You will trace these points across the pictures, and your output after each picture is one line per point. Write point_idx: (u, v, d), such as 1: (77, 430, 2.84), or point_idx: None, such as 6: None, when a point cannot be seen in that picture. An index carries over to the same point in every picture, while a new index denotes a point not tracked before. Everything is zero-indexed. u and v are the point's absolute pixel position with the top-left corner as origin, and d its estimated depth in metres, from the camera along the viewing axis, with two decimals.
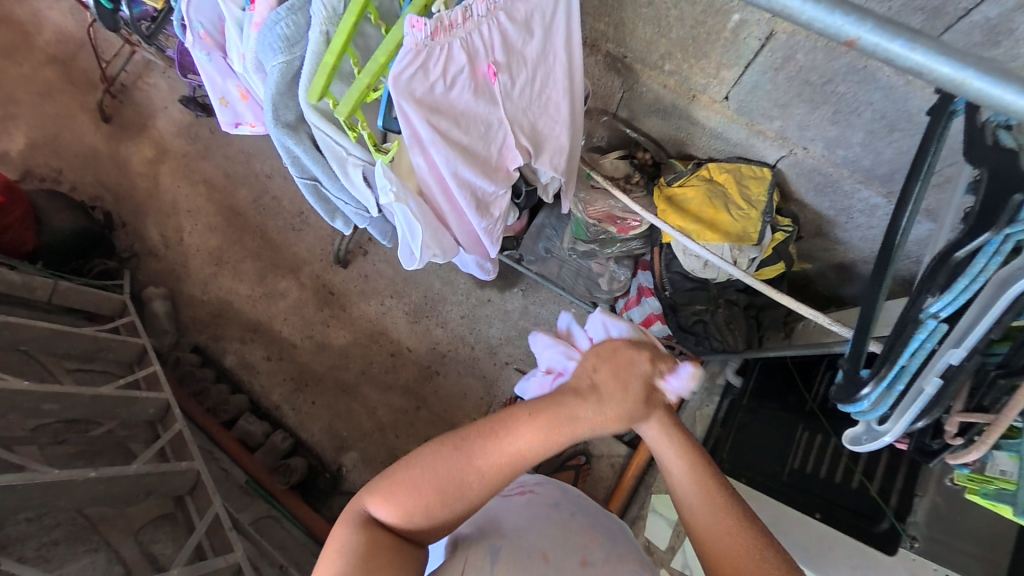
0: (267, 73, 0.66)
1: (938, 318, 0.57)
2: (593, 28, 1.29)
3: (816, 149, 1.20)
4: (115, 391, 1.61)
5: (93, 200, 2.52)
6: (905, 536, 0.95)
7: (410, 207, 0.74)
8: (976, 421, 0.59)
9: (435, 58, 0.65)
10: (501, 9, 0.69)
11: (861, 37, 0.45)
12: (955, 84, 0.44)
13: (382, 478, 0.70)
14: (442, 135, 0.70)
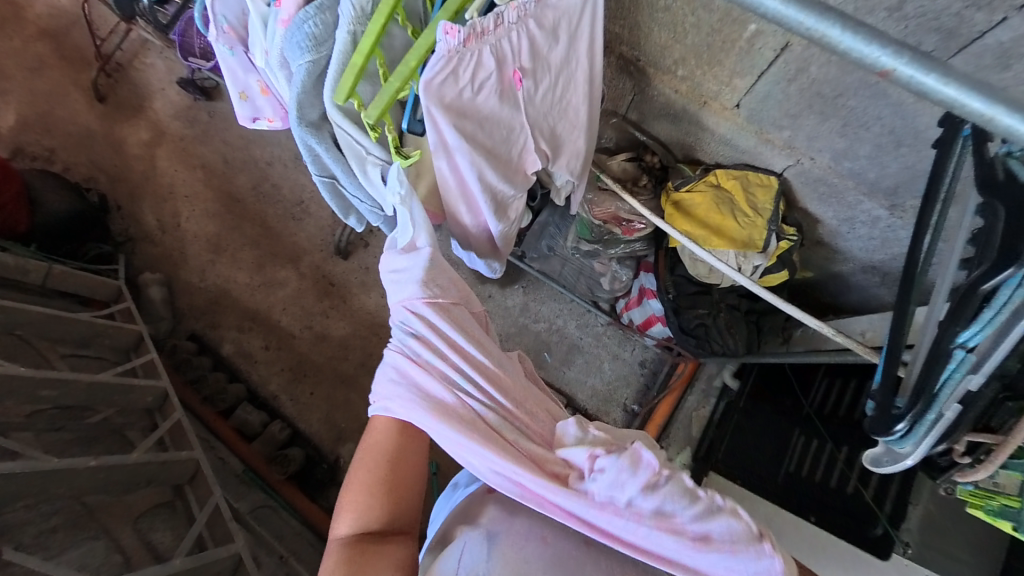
0: (293, 72, 0.65)
1: (966, 348, 0.58)
2: (608, 30, 1.29)
3: (823, 160, 1.22)
4: (112, 378, 1.60)
5: (87, 181, 2.47)
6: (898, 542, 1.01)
7: (424, 205, 0.74)
8: (984, 440, 0.62)
9: (466, 64, 0.65)
10: (531, 15, 0.68)
11: (896, 69, 0.45)
12: (983, 119, 0.44)
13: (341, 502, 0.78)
14: (467, 140, 0.71)
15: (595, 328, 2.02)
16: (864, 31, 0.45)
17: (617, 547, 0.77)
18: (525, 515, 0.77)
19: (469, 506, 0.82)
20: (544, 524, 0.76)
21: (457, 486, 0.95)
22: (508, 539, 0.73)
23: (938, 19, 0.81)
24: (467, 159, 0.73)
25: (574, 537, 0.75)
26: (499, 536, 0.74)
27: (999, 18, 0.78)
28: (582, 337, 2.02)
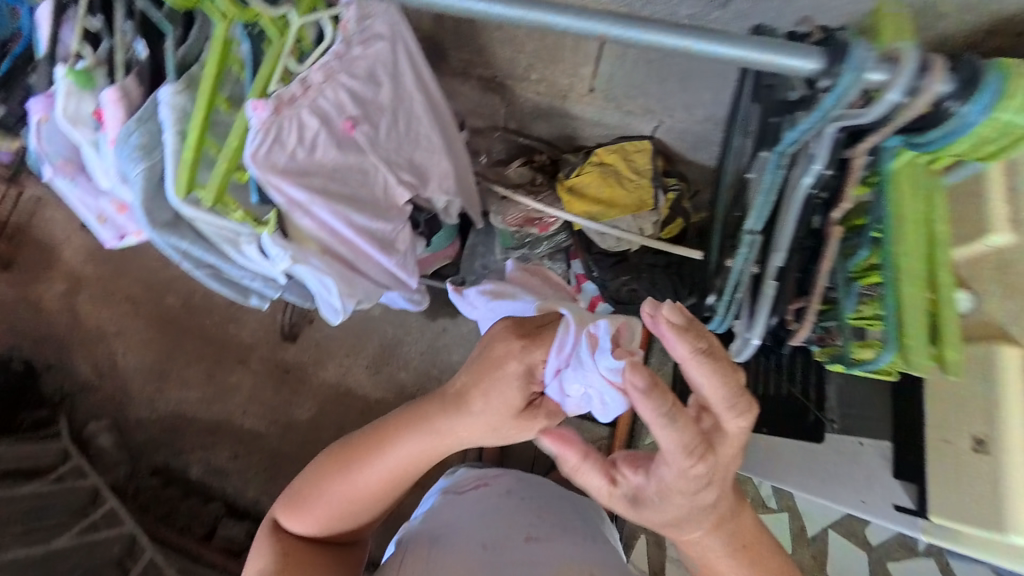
0: (133, 181, 0.71)
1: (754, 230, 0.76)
2: (460, 59, 1.40)
3: (680, 114, 1.34)
4: (73, 538, 1.54)
5: (9, 349, 2.37)
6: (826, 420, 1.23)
7: (312, 264, 0.79)
8: (799, 302, 0.81)
9: (287, 129, 0.71)
10: (340, 71, 0.75)
11: (606, 33, 0.58)
12: (684, 49, 0.58)
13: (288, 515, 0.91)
14: (318, 193, 0.75)
15: None
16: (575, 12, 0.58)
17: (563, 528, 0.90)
18: (474, 523, 0.87)
19: (429, 520, 0.92)
20: (489, 531, 0.85)
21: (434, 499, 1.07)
22: (456, 543, 0.82)
23: None
24: (322, 209, 0.76)
25: (517, 533, 0.85)
26: (447, 541, 0.82)
27: None
28: None
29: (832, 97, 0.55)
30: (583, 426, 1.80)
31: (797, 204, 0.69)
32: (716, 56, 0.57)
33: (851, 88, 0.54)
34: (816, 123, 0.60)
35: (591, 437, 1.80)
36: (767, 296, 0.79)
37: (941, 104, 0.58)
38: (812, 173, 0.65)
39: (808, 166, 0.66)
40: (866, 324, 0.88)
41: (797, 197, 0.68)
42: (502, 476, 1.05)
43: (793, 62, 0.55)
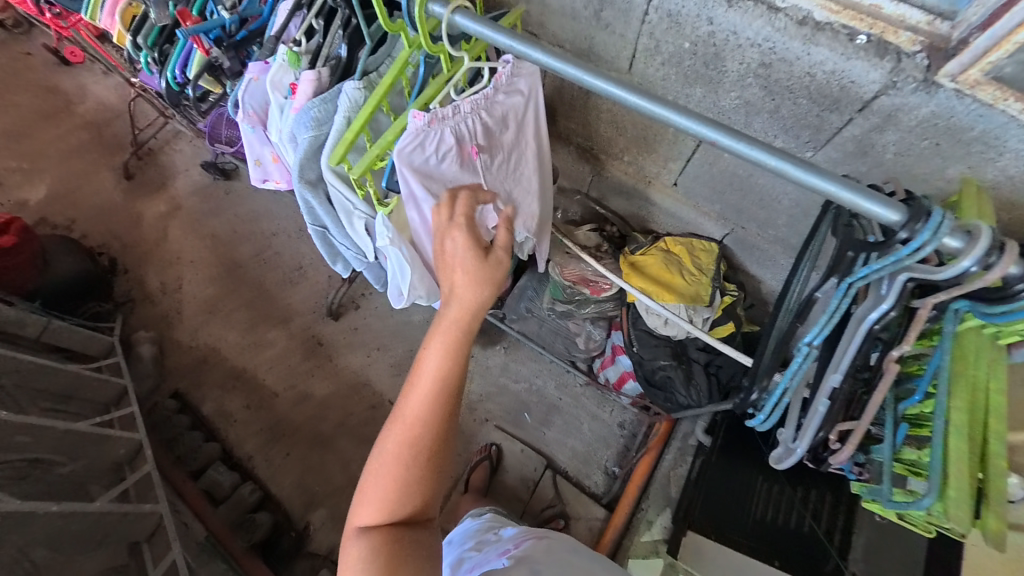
0: (298, 143, 0.80)
1: (811, 346, 0.65)
2: (566, 127, 1.55)
3: (752, 228, 1.41)
4: (90, 427, 1.64)
5: (101, 246, 2.67)
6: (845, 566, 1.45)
7: (402, 250, 0.89)
8: (850, 428, 0.65)
9: (431, 139, 0.84)
10: (483, 108, 0.90)
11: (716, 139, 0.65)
12: (782, 169, 0.61)
13: (358, 493, 0.77)
14: (434, 196, 0.87)
15: (573, 388, 2.11)
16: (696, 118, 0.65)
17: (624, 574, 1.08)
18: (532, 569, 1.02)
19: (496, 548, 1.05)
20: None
21: (452, 543, 1.36)
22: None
23: (805, 118, 1.02)
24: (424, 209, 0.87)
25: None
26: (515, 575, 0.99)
27: (848, 118, 0.96)
28: (561, 398, 2.10)
29: (911, 247, 0.53)
30: (581, 500, 1.93)
31: (856, 337, 0.60)
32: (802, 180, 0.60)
33: (931, 243, 0.53)
34: (888, 267, 0.56)
35: (585, 513, 1.91)
36: (816, 417, 0.65)
37: (1013, 286, 0.59)
38: (879, 308, 0.58)
39: (878, 299, 0.59)
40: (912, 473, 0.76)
41: (857, 331, 0.60)
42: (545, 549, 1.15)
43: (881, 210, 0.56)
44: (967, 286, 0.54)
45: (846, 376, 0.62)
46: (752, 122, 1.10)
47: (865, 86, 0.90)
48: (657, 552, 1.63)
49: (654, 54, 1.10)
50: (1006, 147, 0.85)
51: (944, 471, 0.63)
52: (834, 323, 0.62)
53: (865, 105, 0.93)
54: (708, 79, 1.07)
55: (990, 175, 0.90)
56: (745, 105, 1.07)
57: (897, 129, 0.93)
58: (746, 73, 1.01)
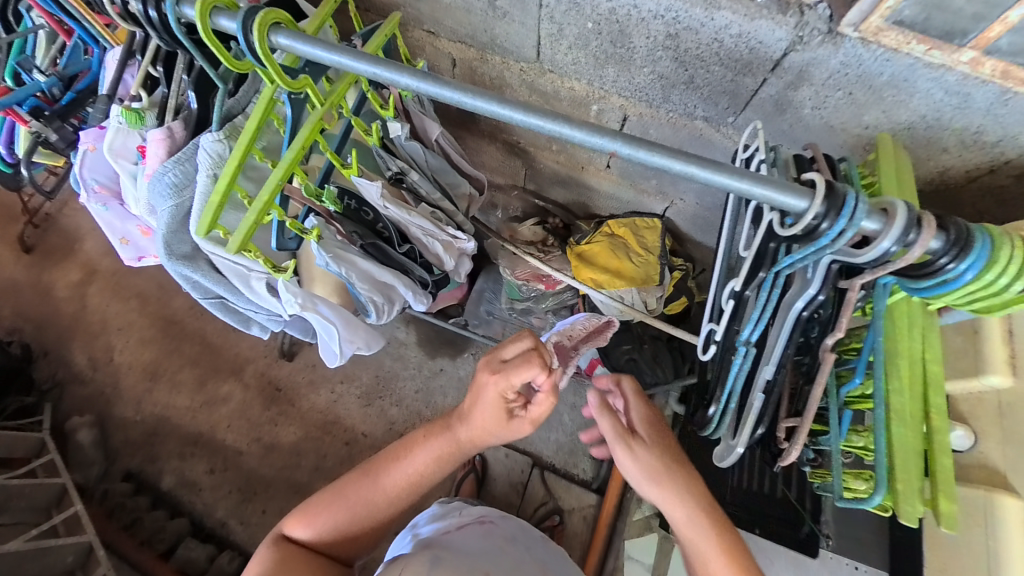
0: (159, 215, 0.68)
1: (748, 342, 0.59)
2: (488, 123, 1.43)
3: (690, 199, 1.37)
4: (26, 543, 1.44)
5: (12, 330, 2.39)
6: (821, 536, 1.10)
7: (320, 312, 0.79)
8: (794, 424, 0.59)
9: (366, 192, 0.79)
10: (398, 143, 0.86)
11: (617, 150, 0.52)
12: (687, 174, 0.50)
13: (299, 506, 0.83)
14: (337, 254, 0.78)
15: None
16: (586, 125, 0.53)
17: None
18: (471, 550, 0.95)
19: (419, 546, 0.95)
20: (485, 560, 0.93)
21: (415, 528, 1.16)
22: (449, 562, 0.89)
23: (721, 85, 0.97)
24: (338, 266, 0.79)
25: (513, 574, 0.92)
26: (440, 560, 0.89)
27: (761, 79, 0.93)
28: None
29: (830, 237, 0.47)
30: (572, 491, 1.82)
31: (786, 326, 0.55)
32: (711, 181, 0.50)
33: (848, 233, 0.47)
34: (811, 257, 0.50)
35: (579, 503, 1.81)
36: (753, 413, 0.59)
37: (936, 261, 0.48)
38: (806, 295, 0.53)
39: (804, 285, 0.54)
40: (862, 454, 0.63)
41: (785, 319, 0.55)
42: (503, 520, 1.12)
43: (790, 200, 0.48)
44: (888, 268, 0.49)
45: (780, 367, 0.57)
46: (669, 96, 1.05)
47: (773, 45, 0.85)
48: (649, 527, 1.66)
49: (560, 39, 1.03)
50: (916, 88, 0.82)
51: (888, 462, 0.53)
52: (766, 315, 0.58)
53: (777, 64, 0.88)
54: (619, 58, 1.01)
55: (905, 118, 0.89)
56: (660, 79, 1.02)
57: (810, 84, 0.90)
58: (655, 47, 0.95)
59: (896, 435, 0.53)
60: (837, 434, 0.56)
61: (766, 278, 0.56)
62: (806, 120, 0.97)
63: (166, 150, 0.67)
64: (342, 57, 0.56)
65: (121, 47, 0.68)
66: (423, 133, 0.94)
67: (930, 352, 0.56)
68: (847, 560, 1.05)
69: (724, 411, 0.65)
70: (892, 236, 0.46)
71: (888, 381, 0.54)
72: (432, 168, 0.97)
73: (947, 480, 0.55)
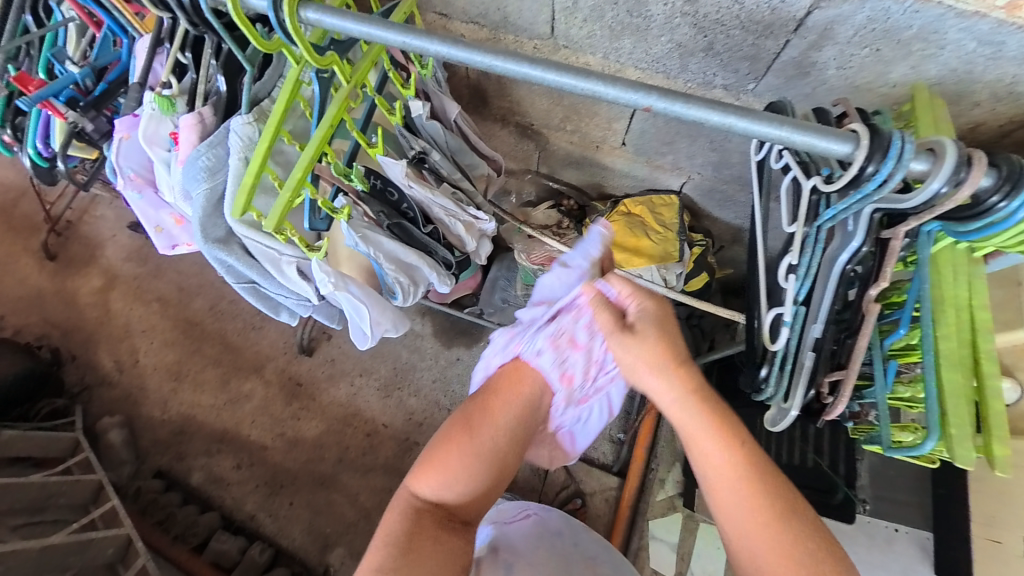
0: (193, 199, 0.69)
1: (796, 302, 0.58)
2: (500, 106, 1.42)
3: (707, 172, 1.35)
4: (68, 536, 1.48)
5: (38, 337, 2.45)
6: (858, 501, 1.08)
7: (351, 291, 0.79)
8: (837, 378, 0.57)
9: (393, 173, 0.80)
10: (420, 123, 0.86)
11: (652, 105, 0.51)
12: (726, 126, 0.49)
13: (421, 460, 0.77)
14: (368, 236, 0.80)
15: None
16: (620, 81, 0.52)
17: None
18: (531, 550, 0.93)
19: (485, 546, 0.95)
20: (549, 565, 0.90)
21: None
22: (520, 567, 0.87)
23: (740, 50, 0.96)
24: (367, 247, 0.79)
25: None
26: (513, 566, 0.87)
27: (783, 41, 0.91)
28: None
29: (876, 182, 0.46)
30: (592, 475, 1.81)
31: (830, 281, 0.54)
32: (749, 132, 0.49)
33: (897, 174, 0.46)
34: (854, 206, 0.49)
35: (600, 486, 1.81)
36: (804, 374, 0.57)
37: (986, 201, 0.47)
38: (849, 248, 0.52)
39: (845, 237, 0.53)
40: (908, 407, 0.62)
41: (829, 275, 0.54)
42: (547, 512, 1.08)
43: (831, 146, 0.47)
44: (936, 211, 0.48)
45: (828, 324, 0.55)
46: (688, 64, 1.04)
47: (795, 4, 0.83)
48: (675, 506, 1.64)
49: (574, 12, 1.02)
50: (946, 40, 0.81)
51: (939, 408, 0.53)
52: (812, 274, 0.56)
53: (800, 24, 0.87)
54: (635, 28, 1.00)
55: (934, 72, 0.87)
56: (678, 48, 1.01)
57: (834, 42, 0.88)
58: (673, 14, 0.94)
59: (946, 381, 0.53)
60: (883, 386, 0.55)
61: (809, 234, 0.55)
62: (829, 80, 0.95)
63: (196, 136, 0.68)
64: (370, 27, 0.57)
65: (148, 36, 0.69)
66: (442, 113, 0.94)
67: (976, 299, 0.55)
68: (886, 522, 1.05)
69: (778, 374, 0.61)
70: (856, 148, 0.46)
71: (936, 327, 0.53)
72: (450, 149, 0.97)
73: (1001, 431, 0.55)
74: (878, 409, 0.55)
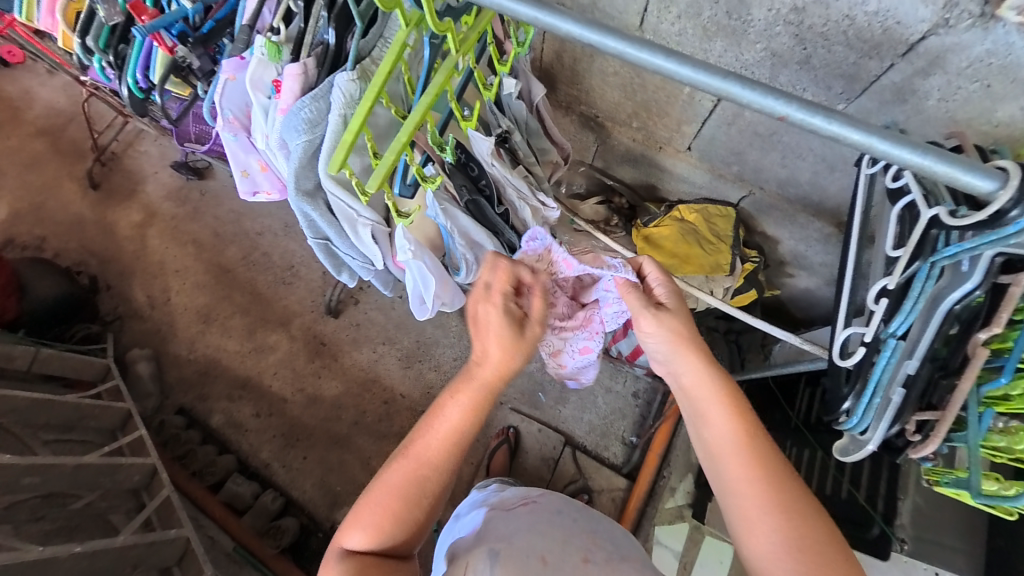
0: (290, 150, 0.70)
1: (891, 334, 0.59)
2: (567, 94, 1.40)
3: (771, 188, 1.32)
4: (100, 458, 1.54)
5: (77, 264, 2.51)
6: (895, 540, 1.03)
7: (424, 262, 0.80)
8: (928, 418, 0.58)
9: (482, 149, 0.81)
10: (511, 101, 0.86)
11: (790, 114, 0.50)
12: (865, 146, 0.49)
13: (349, 511, 0.72)
14: (446, 210, 0.80)
15: None
16: (759, 86, 0.51)
17: (620, 556, 0.90)
18: (520, 537, 0.88)
19: (477, 536, 0.92)
20: (541, 547, 0.86)
21: (461, 517, 1.13)
22: (507, 555, 0.83)
23: (840, 68, 0.93)
24: (446, 220, 0.80)
25: (574, 553, 0.86)
26: (499, 554, 0.83)
27: (888, 64, 0.88)
28: None
29: (1017, 226, 0.46)
30: (603, 473, 1.82)
31: (934, 319, 0.55)
32: (887, 155, 0.48)
33: None
34: (985, 245, 0.49)
35: (608, 484, 1.82)
36: (890, 407, 0.59)
37: None
38: (963, 289, 0.52)
39: (958, 277, 0.53)
40: (992, 455, 0.62)
41: (934, 312, 0.55)
42: (547, 496, 1.07)
43: (980, 181, 0.46)
44: None
45: (924, 361, 0.56)
46: (778, 76, 1.01)
47: (912, 26, 0.80)
48: (683, 516, 1.63)
49: (670, 6, 1.00)
50: None
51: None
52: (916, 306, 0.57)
53: (910, 48, 0.83)
54: (731, 30, 0.97)
55: None
56: (772, 57, 0.97)
57: (944, 72, 0.84)
58: (776, 21, 0.91)
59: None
60: (977, 433, 0.56)
61: (920, 269, 0.57)
62: (928, 111, 0.92)
63: (302, 88, 0.69)
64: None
65: None
66: (527, 94, 0.93)
67: None
68: (924, 564, 1.03)
69: (856, 403, 0.62)
70: (1001, 187, 0.46)
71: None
72: (529, 131, 0.96)
73: None
74: (970, 455, 0.56)
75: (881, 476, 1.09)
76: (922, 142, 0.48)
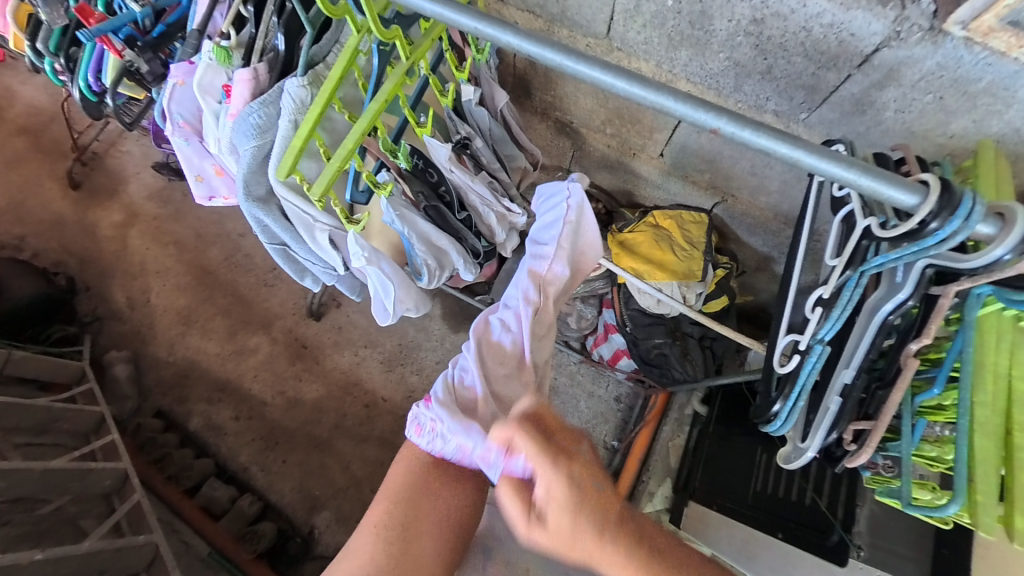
0: (240, 155, 0.70)
1: (828, 344, 0.59)
2: (542, 100, 1.40)
3: (743, 197, 1.34)
4: (70, 462, 1.52)
5: (56, 264, 2.48)
6: (852, 546, 1.09)
7: (382, 267, 0.80)
8: (864, 428, 0.59)
9: (440, 155, 0.81)
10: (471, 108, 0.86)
11: (721, 128, 0.51)
12: (793, 159, 0.49)
13: None
14: (403, 216, 0.80)
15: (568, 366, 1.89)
16: (692, 100, 0.52)
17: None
18: None
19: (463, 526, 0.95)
20: None
21: None
22: None
23: (800, 78, 0.94)
24: (402, 225, 0.80)
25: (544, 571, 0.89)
26: None
27: (845, 75, 0.89)
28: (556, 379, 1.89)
29: (937, 239, 0.47)
30: None
31: (869, 329, 0.55)
32: (815, 168, 0.49)
33: (960, 234, 0.46)
34: (910, 257, 0.50)
35: None
36: (828, 417, 0.59)
37: None
38: (894, 300, 0.53)
39: (890, 289, 0.54)
40: (929, 465, 0.63)
41: (868, 323, 0.55)
42: None
43: (900, 195, 0.47)
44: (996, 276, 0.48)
45: (859, 372, 0.57)
46: (741, 85, 1.02)
47: (865, 39, 0.81)
48: None
49: (635, 15, 1.01)
50: (1015, 98, 0.79)
51: (967, 474, 0.53)
52: (846, 315, 0.58)
53: (865, 60, 0.85)
54: (695, 40, 0.98)
55: (997, 129, 0.85)
56: (735, 67, 0.99)
57: (898, 84, 0.86)
58: (736, 32, 0.92)
59: (978, 449, 0.53)
60: (909, 443, 0.56)
61: (856, 280, 0.57)
62: (886, 122, 0.93)
63: (252, 93, 0.69)
64: (443, 8, 0.59)
65: None
66: (490, 100, 0.93)
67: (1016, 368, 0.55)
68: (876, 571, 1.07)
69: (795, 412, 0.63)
70: (920, 202, 0.47)
71: (973, 393, 0.54)
72: (493, 137, 0.96)
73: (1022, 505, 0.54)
74: (902, 464, 0.57)
75: (843, 485, 1.16)
76: (847, 156, 0.49)
